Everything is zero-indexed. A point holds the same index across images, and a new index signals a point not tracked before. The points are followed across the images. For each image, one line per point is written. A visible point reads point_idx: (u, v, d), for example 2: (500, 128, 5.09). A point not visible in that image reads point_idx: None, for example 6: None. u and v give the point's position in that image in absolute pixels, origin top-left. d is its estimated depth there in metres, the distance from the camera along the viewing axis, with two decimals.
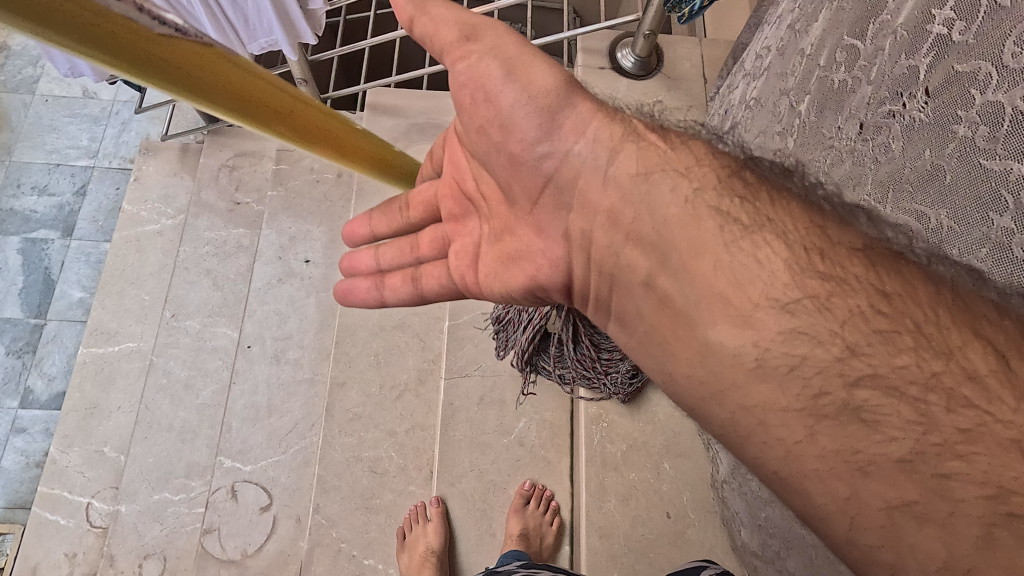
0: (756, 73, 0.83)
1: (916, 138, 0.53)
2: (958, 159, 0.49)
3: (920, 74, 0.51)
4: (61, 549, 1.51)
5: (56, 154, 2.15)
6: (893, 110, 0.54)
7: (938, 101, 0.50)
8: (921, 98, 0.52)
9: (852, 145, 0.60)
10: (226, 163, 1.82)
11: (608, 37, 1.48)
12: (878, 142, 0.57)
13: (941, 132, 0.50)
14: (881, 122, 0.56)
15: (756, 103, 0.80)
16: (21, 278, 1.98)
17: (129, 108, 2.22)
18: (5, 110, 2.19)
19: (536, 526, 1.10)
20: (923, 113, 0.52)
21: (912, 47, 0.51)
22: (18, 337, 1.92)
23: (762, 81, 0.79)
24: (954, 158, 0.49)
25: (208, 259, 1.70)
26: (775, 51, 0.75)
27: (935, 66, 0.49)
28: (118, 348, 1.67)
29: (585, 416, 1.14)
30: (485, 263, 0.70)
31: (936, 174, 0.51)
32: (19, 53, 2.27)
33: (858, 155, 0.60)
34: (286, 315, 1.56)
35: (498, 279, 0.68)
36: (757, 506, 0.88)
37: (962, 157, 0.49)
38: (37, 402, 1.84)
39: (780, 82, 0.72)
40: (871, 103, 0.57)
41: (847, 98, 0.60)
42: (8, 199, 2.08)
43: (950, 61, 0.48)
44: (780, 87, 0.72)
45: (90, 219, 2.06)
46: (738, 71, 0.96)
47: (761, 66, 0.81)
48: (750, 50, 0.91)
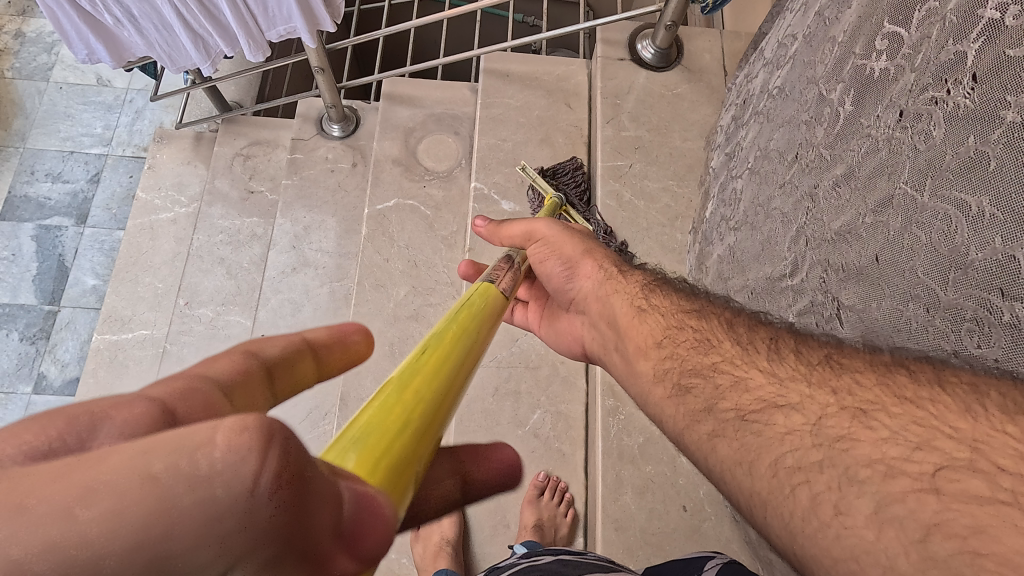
0: (780, 61, 0.82)
1: (957, 126, 0.47)
2: (1002, 146, 0.43)
3: (967, 60, 0.47)
4: None
5: (71, 141, 2.15)
6: (936, 97, 0.50)
7: (985, 88, 0.45)
8: (967, 84, 0.47)
9: (889, 133, 0.55)
10: (241, 152, 1.82)
11: (628, 28, 1.47)
12: (916, 131, 0.52)
13: (985, 119, 0.45)
14: (923, 109, 0.51)
15: (781, 93, 0.79)
16: (35, 264, 1.99)
17: (143, 96, 2.22)
18: (19, 97, 2.19)
19: (550, 517, 1.12)
20: (967, 99, 0.47)
21: (961, 32, 0.47)
22: (31, 324, 1.92)
23: (787, 71, 0.79)
24: (999, 145, 0.43)
25: (222, 248, 1.71)
26: (803, 40, 0.75)
27: (983, 52, 0.45)
28: (132, 335, 1.68)
29: (603, 408, 1.13)
30: (545, 330, 0.82)
31: (976, 165, 0.45)
32: (34, 40, 2.28)
33: (895, 145, 0.54)
34: (300, 304, 1.55)
35: (553, 335, 0.80)
36: None
37: (1008, 144, 0.43)
38: (50, 388, 1.85)
39: (808, 71, 0.71)
40: (913, 90, 0.52)
41: (889, 87, 0.56)
42: (22, 185, 2.08)
43: (1002, 45, 0.44)
44: (808, 75, 0.71)
45: (104, 207, 2.07)
46: (756, 59, 0.96)
47: (785, 56, 0.81)
48: (769, 39, 0.91)
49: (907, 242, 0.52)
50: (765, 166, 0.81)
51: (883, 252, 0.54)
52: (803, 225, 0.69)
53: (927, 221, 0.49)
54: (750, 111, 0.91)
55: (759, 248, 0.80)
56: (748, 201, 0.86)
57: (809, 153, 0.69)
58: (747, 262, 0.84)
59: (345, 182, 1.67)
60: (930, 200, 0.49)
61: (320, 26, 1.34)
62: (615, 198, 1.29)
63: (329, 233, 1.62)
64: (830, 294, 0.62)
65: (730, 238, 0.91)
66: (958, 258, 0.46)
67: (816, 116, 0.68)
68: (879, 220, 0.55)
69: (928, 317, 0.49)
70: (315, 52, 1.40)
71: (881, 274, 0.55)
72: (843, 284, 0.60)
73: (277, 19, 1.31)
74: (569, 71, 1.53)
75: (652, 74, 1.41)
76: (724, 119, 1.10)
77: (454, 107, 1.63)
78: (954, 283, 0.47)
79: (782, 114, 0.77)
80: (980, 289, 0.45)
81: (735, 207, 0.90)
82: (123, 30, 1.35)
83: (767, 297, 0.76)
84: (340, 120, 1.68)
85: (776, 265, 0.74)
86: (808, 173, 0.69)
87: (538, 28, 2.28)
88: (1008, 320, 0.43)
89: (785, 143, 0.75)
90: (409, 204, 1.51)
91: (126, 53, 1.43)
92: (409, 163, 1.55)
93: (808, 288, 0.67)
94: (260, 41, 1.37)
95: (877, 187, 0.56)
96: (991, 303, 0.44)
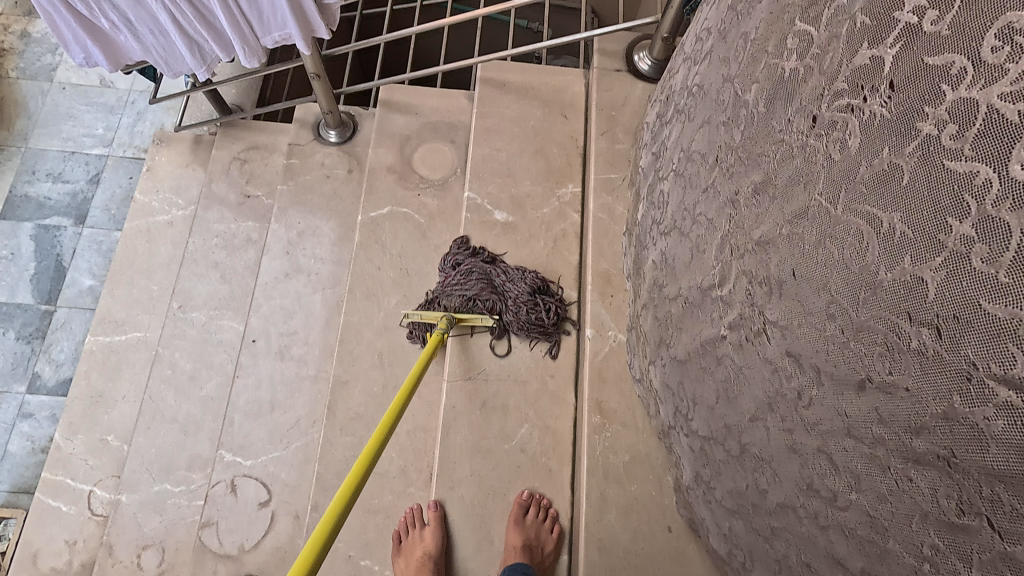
0: (697, 56, 0.86)
1: (872, 136, 0.45)
2: (916, 158, 0.41)
3: (885, 65, 0.44)
4: (62, 536, 1.52)
5: (72, 142, 2.16)
6: (852, 104, 0.48)
7: (903, 97, 0.43)
8: (885, 92, 0.44)
9: (803, 140, 0.54)
10: (238, 155, 1.81)
11: (626, 38, 1.46)
12: (832, 139, 0.50)
13: (902, 129, 0.42)
14: (838, 116, 0.49)
15: (700, 90, 0.82)
16: (33, 264, 2.00)
17: (144, 97, 2.23)
18: (23, 97, 2.21)
19: (536, 535, 1.09)
20: (884, 108, 0.44)
21: (878, 36, 0.45)
22: (27, 323, 1.93)
23: (705, 66, 0.82)
24: (913, 158, 0.41)
25: (217, 252, 1.70)
26: (718, 35, 0.78)
27: (901, 57, 0.43)
28: (125, 338, 1.68)
29: (589, 425, 1.12)
30: None
31: (891, 177, 0.43)
32: (39, 41, 2.29)
33: (809, 152, 0.53)
34: (291, 311, 1.55)
35: None
36: (722, 515, 0.85)
37: (921, 159, 0.41)
38: (45, 388, 1.86)
39: (723, 68, 0.74)
40: (827, 96, 0.51)
41: (797, 89, 0.56)
42: (23, 185, 2.09)
43: (919, 53, 0.41)
44: (724, 73, 0.74)
45: (103, 208, 2.08)
46: (678, 55, 1.01)
47: (702, 50, 0.84)
48: (689, 35, 0.94)
49: (823, 257, 0.51)
50: (688, 169, 0.85)
51: (800, 267, 0.54)
52: (727, 233, 0.70)
53: (841, 235, 0.48)
54: (673, 108, 0.96)
55: (689, 255, 0.83)
56: (675, 205, 0.90)
57: (728, 156, 0.71)
58: (678, 270, 0.88)
59: (340, 189, 1.66)
60: (844, 213, 0.48)
61: (315, 33, 1.34)
62: (608, 211, 1.28)
63: (323, 240, 1.61)
64: (756, 308, 0.64)
65: (661, 242, 0.96)
66: (869, 278, 0.45)
67: (734, 118, 0.69)
68: (796, 232, 0.55)
69: (844, 338, 0.49)
70: (311, 58, 1.41)
71: (800, 287, 0.55)
72: (766, 299, 0.61)
73: (273, 25, 1.32)
74: (566, 80, 1.52)
75: (649, 85, 1.40)
76: (649, 114, 1.15)
77: (451, 115, 1.62)
78: (865, 304, 0.46)
79: (702, 113, 0.81)
80: (889, 311, 0.44)
81: (663, 211, 0.95)
82: (120, 34, 1.35)
83: (699, 307, 0.80)
84: (337, 126, 1.68)
85: (707, 276, 0.77)
86: (728, 178, 0.70)
87: (541, 35, 2.30)
88: (916, 348, 0.42)
89: (706, 145, 0.78)
90: (403, 213, 1.50)
91: (123, 57, 1.44)
92: (404, 171, 1.55)
93: (735, 300, 0.69)
94: (255, 47, 1.36)
95: (794, 197, 0.56)
96: (901, 328, 0.43)
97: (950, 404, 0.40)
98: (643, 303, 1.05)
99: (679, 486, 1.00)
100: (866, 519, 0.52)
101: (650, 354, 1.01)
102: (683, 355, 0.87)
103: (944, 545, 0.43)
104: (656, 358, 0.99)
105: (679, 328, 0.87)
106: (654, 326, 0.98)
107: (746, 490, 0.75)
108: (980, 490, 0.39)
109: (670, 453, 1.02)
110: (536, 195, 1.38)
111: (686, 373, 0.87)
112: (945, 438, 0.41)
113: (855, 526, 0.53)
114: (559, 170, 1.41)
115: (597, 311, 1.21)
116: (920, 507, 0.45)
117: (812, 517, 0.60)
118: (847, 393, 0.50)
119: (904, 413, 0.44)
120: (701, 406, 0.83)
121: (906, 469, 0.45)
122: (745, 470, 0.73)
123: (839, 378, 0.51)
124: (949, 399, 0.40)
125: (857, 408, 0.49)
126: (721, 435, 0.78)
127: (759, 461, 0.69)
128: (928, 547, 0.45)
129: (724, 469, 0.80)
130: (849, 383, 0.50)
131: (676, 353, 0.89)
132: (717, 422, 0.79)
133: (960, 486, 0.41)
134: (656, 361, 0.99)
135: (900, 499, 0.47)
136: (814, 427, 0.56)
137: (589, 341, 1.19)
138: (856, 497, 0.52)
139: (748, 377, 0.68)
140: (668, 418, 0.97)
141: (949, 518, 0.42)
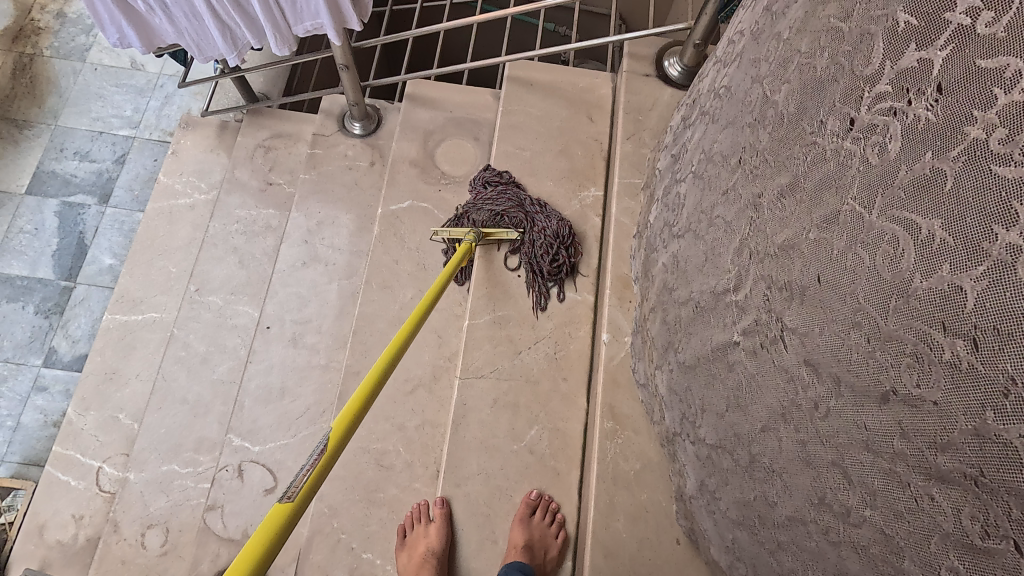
0: (728, 58, 0.85)
1: (914, 141, 0.44)
2: (961, 163, 0.40)
3: (933, 68, 0.43)
4: (69, 510, 1.53)
5: (100, 122, 2.19)
6: (894, 107, 0.46)
7: (950, 100, 0.41)
8: (931, 95, 0.43)
9: (837, 143, 0.53)
10: (263, 143, 1.83)
11: (657, 43, 1.44)
12: (870, 142, 0.49)
13: (948, 133, 0.41)
14: (878, 120, 0.48)
15: (728, 92, 0.81)
16: (55, 240, 2.02)
17: (173, 82, 2.26)
18: (55, 76, 2.25)
19: (541, 538, 1.07)
20: (929, 112, 0.43)
21: (926, 37, 0.44)
22: (47, 298, 1.96)
23: (734, 68, 0.81)
24: (958, 163, 0.40)
25: (236, 237, 1.71)
26: (750, 36, 0.77)
27: (951, 59, 0.41)
28: (141, 317, 1.69)
29: (601, 429, 1.10)
30: None
31: (932, 183, 0.42)
32: (75, 21, 2.33)
33: (843, 155, 0.52)
34: (306, 299, 1.55)
35: None
36: (726, 527, 0.84)
37: (966, 163, 0.39)
38: (60, 362, 1.88)
39: (754, 69, 0.73)
40: (867, 98, 0.50)
41: (831, 90, 0.55)
42: (51, 162, 2.13)
43: (971, 54, 0.40)
44: (754, 74, 0.73)
45: (127, 188, 2.10)
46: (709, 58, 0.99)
47: (733, 53, 0.83)
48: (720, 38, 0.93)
49: (851, 263, 0.50)
50: (709, 170, 0.83)
51: (826, 273, 0.53)
52: (746, 236, 0.69)
53: (873, 241, 0.47)
54: (697, 110, 0.95)
55: (703, 258, 0.82)
56: (692, 206, 0.89)
57: (753, 158, 0.69)
58: (690, 273, 0.86)
59: (361, 180, 1.67)
60: (877, 219, 0.47)
61: (346, 24, 1.35)
62: (629, 215, 1.27)
63: (342, 230, 1.62)
64: (774, 314, 0.62)
65: (674, 244, 0.95)
66: (900, 286, 0.44)
67: (762, 118, 0.68)
68: (823, 237, 0.54)
69: (868, 348, 0.48)
70: (340, 48, 1.41)
71: (824, 294, 0.53)
72: (787, 305, 0.60)
73: (305, 15, 1.32)
74: (593, 83, 1.51)
75: (677, 92, 1.39)
76: (673, 117, 1.13)
77: (475, 113, 1.62)
78: (895, 312, 0.45)
79: (728, 115, 0.79)
80: (922, 320, 0.42)
81: (679, 213, 0.94)
82: (154, 17, 1.37)
83: (712, 311, 0.78)
84: (362, 118, 1.68)
85: (721, 280, 0.75)
86: (751, 180, 0.69)
87: (568, 39, 2.30)
88: (948, 360, 0.40)
89: (729, 147, 0.77)
90: (422, 207, 1.50)
91: (155, 39, 1.45)
92: (426, 166, 1.55)
93: (751, 305, 0.67)
94: (287, 35, 1.37)
95: (823, 201, 0.54)
96: (933, 338, 0.41)
97: (982, 420, 0.38)
98: (651, 306, 1.03)
99: (682, 494, 0.98)
100: (880, 536, 0.50)
101: (657, 358, 1.00)
102: (692, 360, 0.85)
103: (964, 567, 0.42)
104: (663, 362, 0.97)
105: (690, 332, 0.86)
106: (663, 329, 0.97)
107: (753, 502, 0.73)
108: (1008, 511, 0.37)
109: (674, 460, 1.00)
110: (557, 196, 1.38)
111: (695, 379, 0.85)
112: (972, 456, 0.39)
113: (868, 543, 0.52)
114: (581, 172, 1.40)
115: (614, 316, 1.19)
116: (941, 527, 0.43)
117: (822, 531, 0.58)
118: (869, 405, 0.49)
119: (930, 428, 0.42)
120: (709, 413, 0.81)
121: (928, 486, 0.44)
122: (754, 481, 0.72)
123: (861, 389, 0.49)
124: (979, 414, 0.38)
125: (878, 420, 0.48)
126: (730, 444, 0.77)
127: (769, 472, 0.68)
128: (946, 569, 0.43)
129: (731, 479, 0.79)
130: (872, 395, 0.48)
131: (685, 358, 0.88)
132: (726, 431, 0.77)
133: (988, 507, 0.39)
134: (663, 365, 0.97)
135: (919, 518, 0.45)
136: (830, 439, 0.55)
137: (604, 345, 1.17)
138: (870, 513, 0.51)
139: (762, 385, 0.66)
140: (674, 424, 0.96)
141: (972, 540, 0.41)
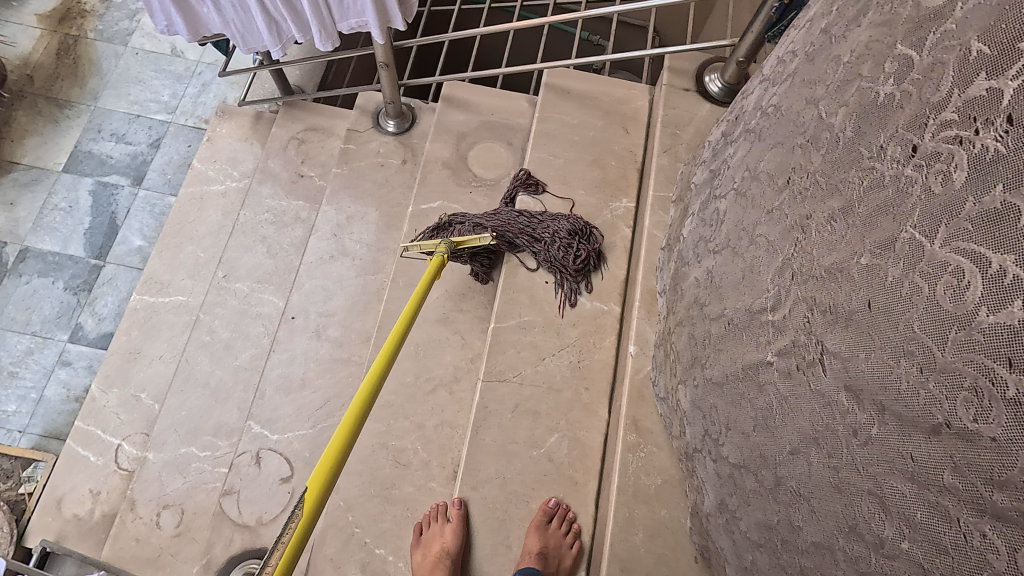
0: (777, 78, 0.85)
1: (982, 171, 0.43)
2: None
3: (1004, 98, 0.42)
4: (87, 485, 1.55)
5: (138, 105, 2.23)
6: (960, 136, 0.46)
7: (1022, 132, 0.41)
8: (1001, 126, 0.42)
9: (897, 169, 0.53)
10: (297, 135, 1.85)
11: (698, 58, 1.44)
12: (933, 170, 0.48)
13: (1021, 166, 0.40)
14: (943, 147, 0.48)
15: (776, 111, 0.81)
16: (88, 218, 2.06)
17: (211, 70, 2.30)
18: (97, 58, 2.29)
19: (557, 546, 1.07)
20: (999, 143, 0.42)
21: (998, 68, 0.43)
22: (76, 274, 1.99)
23: (785, 87, 0.81)
24: None
25: (266, 226, 1.73)
26: (804, 57, 0.76)
27: None
28: (168, 300, 1.72)
29: (623, 442, 1.10)
30: None
31: (1003, 216, 0.41)
32: (120, 6, 2.38)
33: (903, 182, 0.51)
34: (331, 291, 1.57)
35: None
36: (744, 548, 0.83)
37: None
38: (85, 339, 1.92)
39: (807, 90, 0.72)
40: (931, 125, 0.49)
41: (893, 116, 0.54)
42: (88, 142, 2.17)
43: None
44: (807, 95, 0.72)
45: (160, 171, 2.13)
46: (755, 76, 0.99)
47: (784, 72, 0.83)
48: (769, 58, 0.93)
49: (906, 292, 0.49)
50: (752, 188, 0.83)
51: (877, 299, 0.53)
52: (790, 257, 0.69)
53: (934, 271, 0.47)
54: (741, 127, 0.95)
55: (739, 276, 0.82)
56: (731, 223, 0.88)
57: (802, 179, 0.69)
58: (724, 290, 0.86)
59: (392, 177, 1.68)
60: (940, 250, 0.46)
61: (390, 22, 1.36)
62: (661, 229, 1.27)
63: (370, 226, 1.63)
64: (814, 337, 0.62)
65: (709, 260, 0.94)
66: (964, 319, 0.43)
67: (814, 139, 0.68)
68: (876, 264, 0.53)
69: (921, 378, 0.48)
70: (381, 47, 1.43)
71: (874, 321, 0.53)
72: (830, 328, 0.59)
73: (351, 12, 1.34)
74: (630, 94, 1.51)
75: (716, 108, 1.39)
76: (711, 133, 1.13)
77: (509, 117, 1.63)
78: (955, 345, 0.44)
79: (776, 134, 0.79)
80: (986, 354, 0.42)
81: (716, 229, 0.93)
82: (203, 6, 1.39)
83: (745, 329, 0.78)
84: (396, 116, 1.69)
85: (758, 299, 0.75)
86: (799, 202, 0.69)
87: (603, 49, 2.31)
88: (1012, 397, 0.40)
89: (777, 166, 0.76)
90: (453, 208, 1.51)
91: (202, 29, 1.48)
92: (458, 167, 1.55)
93: (789, 326, 0.67)
94: (331, 31, 1.39)
95: (878, 228, 0.54)
96: (997, 373, 0.41)
97: None
98: (678, 320, 1.03)
99: (698, 511, 0.98)
100: (915, 570, 0.49)
101: (681, 373, 1.00)
102: (720, 377, 0.85)
103: None
104: (687, 378, 0.97)
105: (720, 349, 0.85)
106: (689, 344, 0.97)
107: (777, 525, 0.73)
108: None
109: (692, 476, 1.00)
110: (588, 205, 1.38)
111: (721, 396, 0.85)
112: None
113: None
114: (613, 182, 1.40)
115: (641, 329, 1.19)
116: (989, 565, 0.42)
117: (851, 560, 0.58)
118: (917, 436, 0.48)
119: (986, 464, 0.42)
120: (734, 431, 0.81)
121: (979, 523, 0.43)
122: (779, 504, 0.71)
123: (909, 420, 0.49)
124: None
125: (925, 453, 0.47)
126: (755, 465, 0.76)
127: (797, 495, 0.67)
128: None
129: (754, 500, 0.78)
130: (921, 427, 0.48)
131: (712, 374, 0.88)
132: (752, 451, 0.77)
133: None
134: (687, 381, 0.97)
135: (964, 554, 0.44)
136: (869, 468, 0.54)
137: (630, 357, 1.17)
138: (908, 546, 0.50)
139: (795, 407, 0.66)
140: (695, 440, 0.95)
141: None
